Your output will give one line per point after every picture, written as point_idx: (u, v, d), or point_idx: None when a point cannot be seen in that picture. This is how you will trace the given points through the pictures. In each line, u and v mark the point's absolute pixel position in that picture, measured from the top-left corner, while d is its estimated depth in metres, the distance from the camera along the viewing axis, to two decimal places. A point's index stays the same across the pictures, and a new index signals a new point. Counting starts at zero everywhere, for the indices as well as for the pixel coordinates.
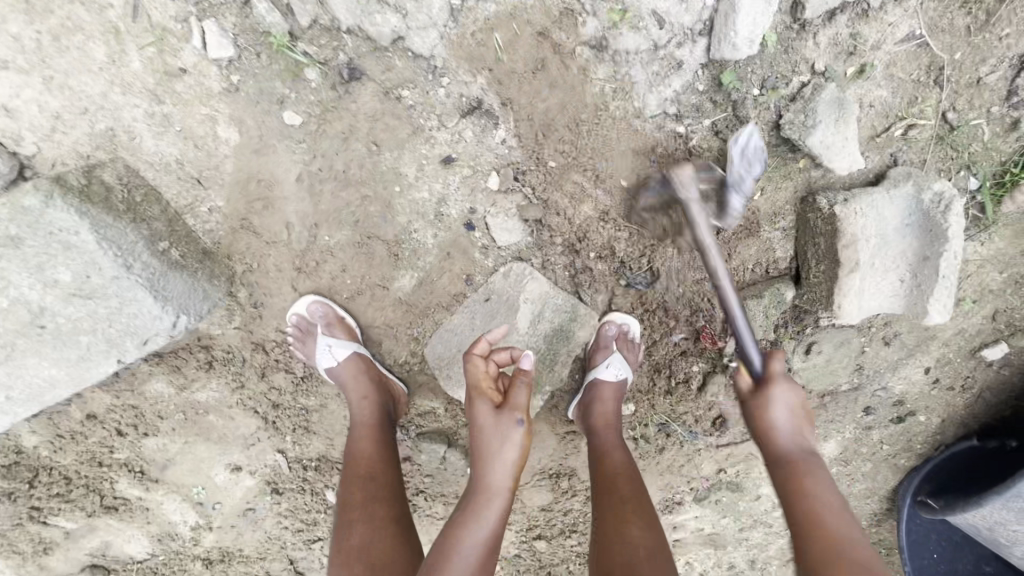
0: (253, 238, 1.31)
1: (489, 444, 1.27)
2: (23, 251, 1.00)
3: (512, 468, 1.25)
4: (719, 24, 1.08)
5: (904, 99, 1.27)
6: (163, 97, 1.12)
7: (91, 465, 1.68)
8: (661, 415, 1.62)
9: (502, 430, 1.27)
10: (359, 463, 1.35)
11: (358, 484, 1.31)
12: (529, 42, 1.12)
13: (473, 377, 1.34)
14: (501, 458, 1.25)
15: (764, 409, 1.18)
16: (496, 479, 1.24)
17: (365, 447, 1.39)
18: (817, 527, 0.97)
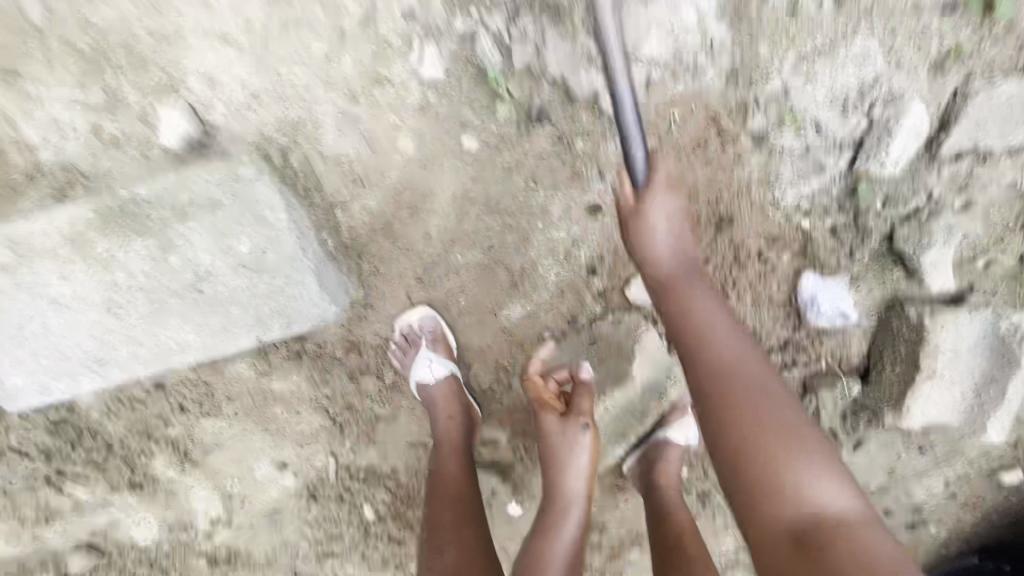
0: (390, 243, 1.36)
1: (563, 456, 1.40)
2: (218, 217, 1.02)
3: (585, 476, 1.40)
4: (871, 143, 1.22)
5: (993, 236, 1.42)
6: (361, 100, 1.19)
7: (138, 436, 1.61)
8: (708, 485, 1.66)
9: (571, 440, 1.40)
10: (448, 483, 1.37)
11: (447, 505, 1.33)
12: (699, 121, 1.23)
13: (536, 394, 1.44)
14: (576, 467, 1.39)
15: (645, 217, 1.12)
16: (572, 490, 1.39)
17: (449, 468, 1.41)
18: (754, 470, 0.90)
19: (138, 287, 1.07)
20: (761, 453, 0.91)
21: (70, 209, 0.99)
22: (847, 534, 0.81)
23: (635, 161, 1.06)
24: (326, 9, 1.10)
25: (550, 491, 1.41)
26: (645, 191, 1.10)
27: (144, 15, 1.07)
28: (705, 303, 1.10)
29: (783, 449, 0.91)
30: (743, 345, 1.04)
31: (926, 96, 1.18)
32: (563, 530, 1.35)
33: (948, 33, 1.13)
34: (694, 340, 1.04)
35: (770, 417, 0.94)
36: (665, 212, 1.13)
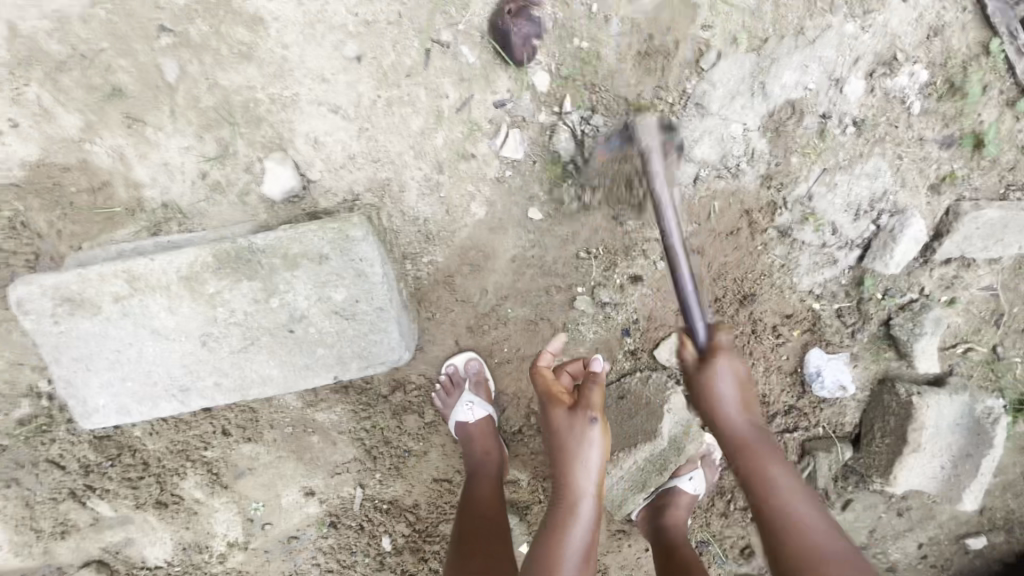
0: (448, 293, 1.49)
1: (569, 447, 1.29)
2: (323, 269, 1.13)
3: (596, 470, 1.28)
4: (877, 245, 1.43)
5: (971, 328, 1.63)
6: (445, 170, 1.34)
7: (176, 456, 1.66)
8: (708, 533, 1.81)
9: (579, 431, 1.28)
10: (483, 505, 1.46)
11: (479, 522, 1.40)
12: (734, 214, 1.42)
13: (543, 387, 1.38)
14: (584, 462, 1.27)
15: (714, 374, 1.15)
16: (581, 487, 1.28)
17: (481, 492, 1.50)
18: (791, 537, 1.02)
19: (235, 323, 1.16)
20: (776, 511, 1.07)
21: (191, 251, 1.11)
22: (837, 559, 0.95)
23: (695, 319, 1.13)
24: (429, 92, 1.25)
25: (558, 484, 1.32)
26: (711, 356, 1.14)
27: (267, 84, 1.21)
28: (720, 373, 1.15)
29: (794, 511, 1.06)
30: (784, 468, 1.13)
31: (924, 211, 1.40)
32: (572, 531, 1.25)
33: (944, 163, 1.36)
34: (710, 419, 1.20)
35: (783, 484, 1.10)
36: (734, 378, 1.16)
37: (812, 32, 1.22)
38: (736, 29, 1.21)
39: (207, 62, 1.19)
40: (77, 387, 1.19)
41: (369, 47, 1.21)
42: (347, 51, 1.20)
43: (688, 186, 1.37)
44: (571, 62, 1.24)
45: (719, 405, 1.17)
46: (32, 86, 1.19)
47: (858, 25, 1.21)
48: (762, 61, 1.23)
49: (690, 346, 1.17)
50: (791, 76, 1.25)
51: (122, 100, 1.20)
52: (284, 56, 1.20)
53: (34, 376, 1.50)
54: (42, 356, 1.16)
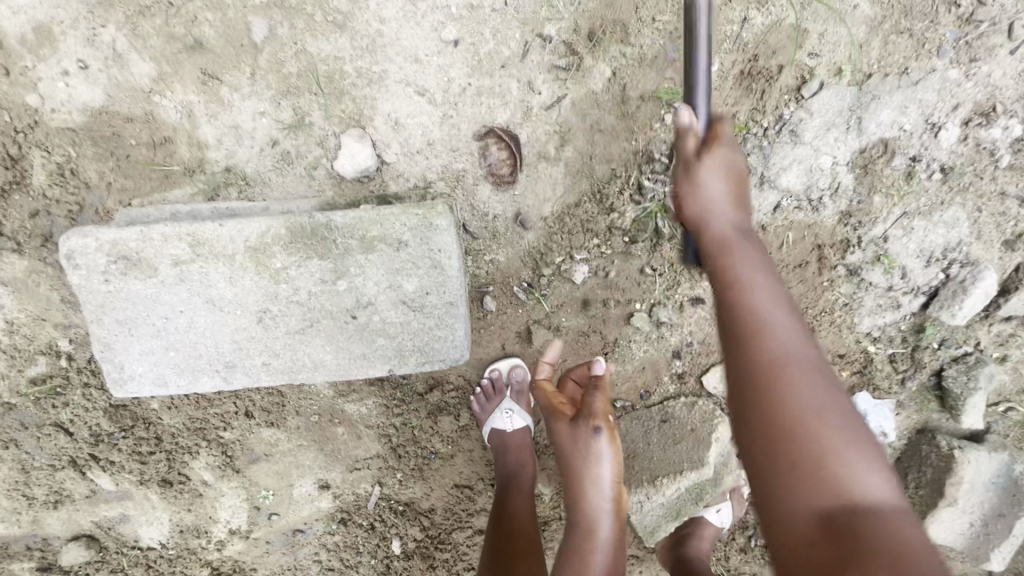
0: (504, 295, 1.44)
1: (577, 464, 1.24)
2: (398, 255, 1.07)
3: (609, 482, 1.23)
4: (944, 294, 1.41)
5: (1018, 390, 1.60)
6: (523, 168, 1.30)
7: (192, 433, 1.57)
8: (725, 567, 1.77)
9: (586, 447, 1.23)
10: (523, 521, 1.39)
11: (519, 537, 1.34)
12: (806, 246, 1.39)
13: (546, 401, 1.32)
14: (596, 477, 1.22)
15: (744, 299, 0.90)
16: (596, 503, 1.23)
17: (518, 506, 1.43)
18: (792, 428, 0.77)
19: (296, 303, 1.09)
20: (765, 373, 0.82)
21: (264, 221, 1.04)
22: (840, 464, 0.73)
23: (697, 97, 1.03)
24: (521, 87, 1.22)
25: (573, 502, 1.26)
26: (710, 244, 0.98)
27: (357, 57, 1.17)
28: (745, 253, 0.95)
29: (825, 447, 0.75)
30: (792, 334, 0.85)
31: (996, 266, 1.38)
32: (595, 552, 1.20)
33: (1022, 220, 1.34)
34: (693, 224, 1.03)
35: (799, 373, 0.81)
36: (722, 160, 1.03)
37: (915, 72, 1.21)
38: (838, 60, 1.20)
39: (299, 27, 1.15)
40: (115, 352, 1.11)
41: (468, 33, 1.18)
42: (446, 34, 1.17)
43: (766, 213, 1.34)
44: (669, 74, 1.23)
45: (723, 204, 1.01)
46: (111, 29, 1.14)
47: (962, 71, 1.20)
48: (862, 97, 1.22)
49: (691, 125, 1.03)
50: (888, 115, 1.23)
51: (204, 54, 1.16)
52: (380, 30, 1.16)
53: (55, 333, 1.40)
54: (84, 314, 1.08)
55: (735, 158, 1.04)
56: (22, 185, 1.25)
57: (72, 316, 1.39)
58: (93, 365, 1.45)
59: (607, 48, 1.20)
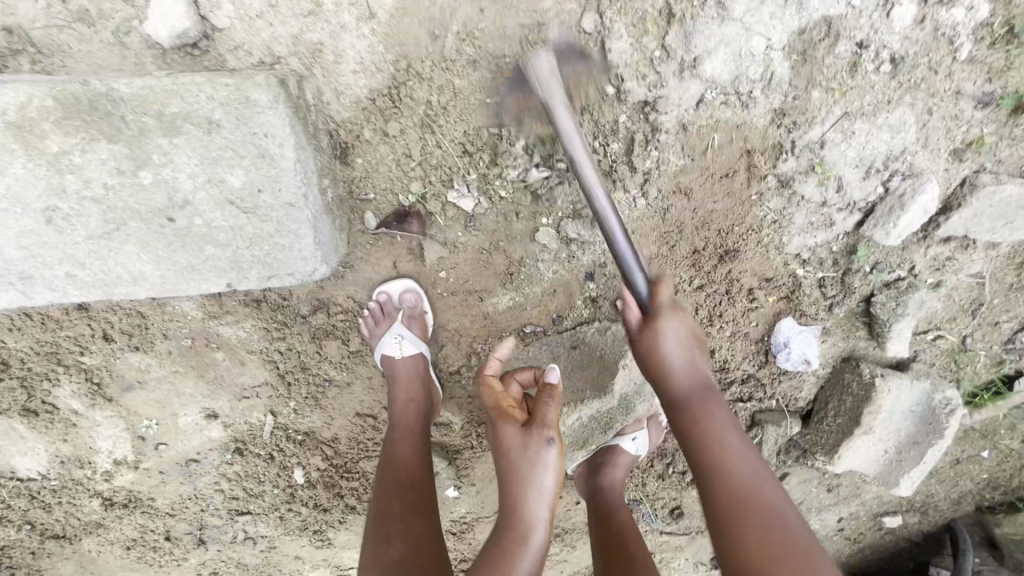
0: (389, 204, 1.24)
1: (520, 470, 1.11)
2: (212, 138, 1.01)
3: (549, 493, 1.11)
4: (880, 211, 1.27)
5: (951, 318, 1.50)
6: (395, 43, 1.06)
7: (43, 358, 1.40)
8: (641, 493, 1.74)
9: (535, 456, 1.10)
10: (405, 467, 1.25)
11: (397, 491, 1.19)
12: (735, 152, 1.22)
13: (491, 399, 1.20)
14: (535, 485, 1.10)
15: (655, 342, 1.03)
16: (533, 513, 1.10)
17: (401, 455, 1.28)
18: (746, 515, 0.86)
19: (93, 199, 1.02)
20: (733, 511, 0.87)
21: (21, 89, 0.92)
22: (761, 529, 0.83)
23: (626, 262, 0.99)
24: None
25: (506, 503, 1.11)
26: (652, 316, 1.02)
27: None
28: (668, 330, 1.02)
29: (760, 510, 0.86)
30: (774, 492, 0.88)
31: (941, 178, 1.23)
32: (523, 557, 1.06)
33: (975, 125, 1.17)
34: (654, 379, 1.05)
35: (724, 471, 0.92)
36: (683, 329, 1.03)
37: None
38: None
39: None
40: None
41: None
42: None
43: (689, 109, 1.15)
44: None
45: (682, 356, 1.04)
46: None
47: None
48: None
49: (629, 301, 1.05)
50: None
51: None
52: None
53: None
54: None
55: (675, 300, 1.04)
56: None
57: None
58: None
59: None
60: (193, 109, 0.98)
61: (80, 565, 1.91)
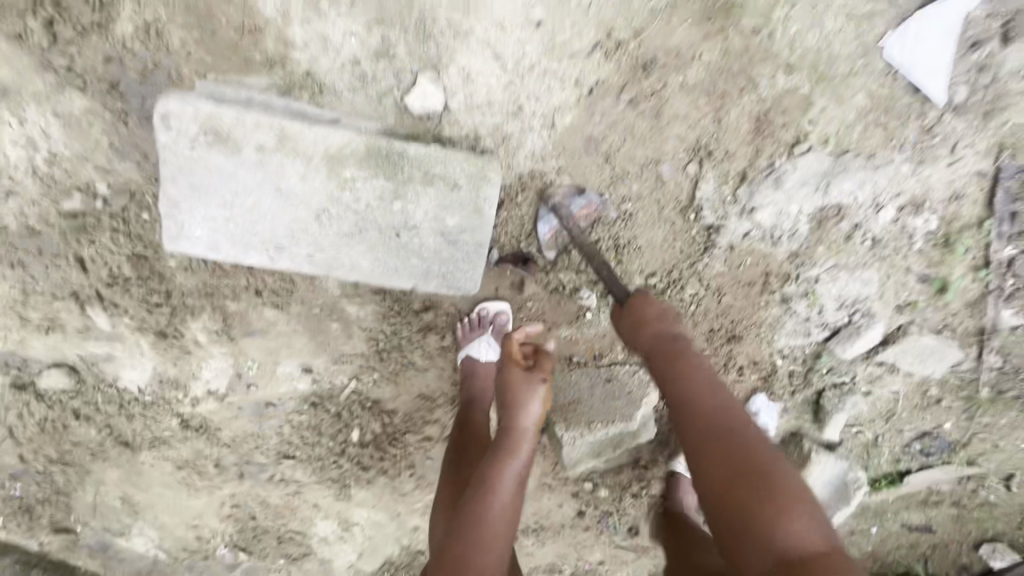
0: (511, 247, 1.67)
1: (518, 397, 1.38)
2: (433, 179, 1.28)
3: (532, 423, 1.39)
4: (843, 333, 1.81)
5: (873, 420, 2.04)
6: (560, 145, 1.50)
7: (201, 297, 1.71)
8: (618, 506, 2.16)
9: (529, 390, 1.38)
10: (476, 430, 1.69)
11: (472, 444, 1.64)
12: (758, 271, 1.72)
13: (505, 351, 1.44)
14: (528, 412, 1.38)
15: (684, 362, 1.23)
16: (521, 432, 1.39)
17: (475, 419, 1.72)
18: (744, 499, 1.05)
19: (352, 210, 1.29)
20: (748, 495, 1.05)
21: (347, 134, 1.27)
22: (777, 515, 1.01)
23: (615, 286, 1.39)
24: (581, 78, 1.41)
25: (503, 443, 1.39)
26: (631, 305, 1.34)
27: (452, 9, 1.30)
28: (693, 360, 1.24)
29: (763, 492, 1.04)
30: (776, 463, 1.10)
31: (886, 321, 1.78)
32: (510, 466, 1.36)
33: (914, 292, 1.73)
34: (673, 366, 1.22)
35: (710, 397, 1.18)
36: (664, 319, 1.29)
37: (880, 160, 1.51)
38: (830, 132, 1.47)
39: None
40: (180, 210, 1.26)
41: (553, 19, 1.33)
42: (534, 15, 1.32)
43: (737, 236, 1.65)
44: (702, 102, 1.44)
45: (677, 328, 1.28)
46: None
47: (911, 168, 1.52)
48: (836, 167, 1.51)
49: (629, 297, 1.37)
50: (850, 186, 1.54)
51: None
52: None
53: (96, 176, 1.48)
54: (159, 169, 1.22)
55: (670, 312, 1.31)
56: (102, 30, 1.32)
57: (115, 162, 1.47)
58: (125, 215, 1.53)
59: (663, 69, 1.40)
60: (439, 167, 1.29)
61: (127, 473, 2.16)
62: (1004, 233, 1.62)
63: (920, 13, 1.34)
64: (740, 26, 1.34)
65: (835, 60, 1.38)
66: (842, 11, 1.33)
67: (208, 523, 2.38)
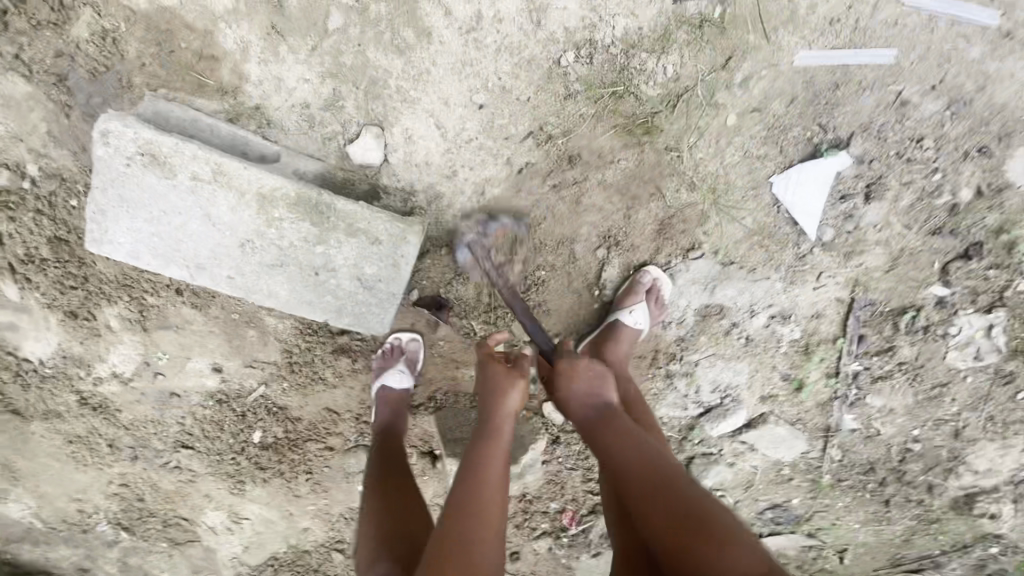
0: (428, 290, 1.78)
1: (495, 384, 1.36)
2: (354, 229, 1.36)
3: (515, 413, 1.33)
4: (714, 412, 2.04)
5: (734, 492, 2.25)
6: (486, 211, 1.64)
7: (119, 286, 1.73)
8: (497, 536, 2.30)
9: (508, 382, 1.35)
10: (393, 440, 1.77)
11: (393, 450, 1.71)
12: (649, 347, 1.92)
13: (483, 355, 1.45)
14: (507, 403, 1.33)
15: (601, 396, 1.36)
16: (504, 431, 1.31)
17: (397, 428, 1.82)
18: (686, 530, 1.08)
19: (278, 245, 1.37)
20: (685, 531, 1.07)
21: (280, 179, 1.30)
22: (717, 542, 1.03)
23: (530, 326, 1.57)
24: (512, 158, 1.56)
25: (485, 439, 1.28)
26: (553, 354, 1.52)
27: (402, 79, 1.42)
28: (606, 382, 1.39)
29: (699, 519, 1.08)
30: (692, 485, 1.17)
31: (750, 407, 2.03)
32: (495, 460, 1.24)
33: (776, 386, 1.98)
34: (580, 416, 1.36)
35: (636, 442, 1.27)
36: (586, 372, 1.37)
37: (758, 274, 1.74)
38: (719, 244, 1.68)
39: (368, 35, 1.37)
40: (106, 218, 1.31)
41: (493, 105, 1.47)
42: (476, 98, 1.46)
43: None
44: (615, 199, 1.62)
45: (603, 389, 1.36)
46: None
47: (783, 286, 1.76)
48: (722, 274, 1.73)
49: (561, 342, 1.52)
50: (731, 291, 1.77)
51: (280, 13, 1.35)
52: (429, 69, 1.42)
53: (28, 158, 1.50)
54: (92, 177, 1.27)
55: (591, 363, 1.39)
56: (60, 28, 1.37)
57: (50, 149, 1.49)
58: (53, 199, 1.55)
59: (585, 164, 1.57)
60: (362, 221, 1.35)
61: (13, 440, 2.13)
62: (853, 350, 1.89)
63: (803, 162, 1.55)
64: (654, 144, 1.53)
65: (729, 187, 1.60)
66: (740, 148, 1.54)
67: (92, 499, 2.36)
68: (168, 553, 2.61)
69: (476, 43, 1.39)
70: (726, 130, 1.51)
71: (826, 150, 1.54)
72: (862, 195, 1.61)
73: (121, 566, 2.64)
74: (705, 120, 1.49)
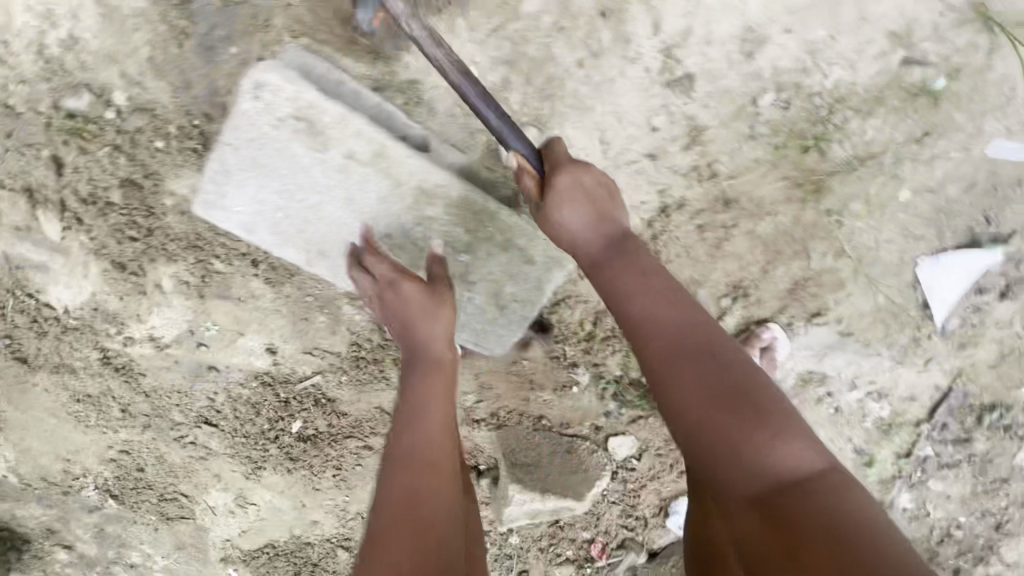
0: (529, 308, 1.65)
1: (418, 322, 1.15)
2: (507, 242, 1.22)
3: (442, 336, 1.16)
4: None
5: None
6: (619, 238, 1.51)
7: (186, 247, 1.49)
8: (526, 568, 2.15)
9: (428, 318, 1.15)
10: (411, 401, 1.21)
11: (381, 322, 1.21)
12: None
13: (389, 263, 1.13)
14: (434, 323, 1.15)
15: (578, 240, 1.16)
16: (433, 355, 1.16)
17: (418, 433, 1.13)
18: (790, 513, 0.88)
19: (419, 245, 1.21)
20: (785, 501, 0.90)
21: (445, 176, 1.13)
22: (804, 509, 0.87)
23: (502, 128, 1.11)
24: (667, 190, 1.42)
25: (428, 382, 1.15)
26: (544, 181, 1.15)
27: (582, 83, 1.26)
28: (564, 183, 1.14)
29: (784, 524, 0.87)
30: (807, 451, 0.95)
31: None
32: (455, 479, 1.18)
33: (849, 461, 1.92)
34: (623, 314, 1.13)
35: (679, 393, 1.02)
36: (581, 189, 1.13)
37: (873, 349, 1.68)
38: (845, 314, 1.61)
39: (560, 28, 1.20)
40: (229, 179, 1.09)
41: (669, 130, 1.33)
42: (653, 119, 1.31)
43: None
44: (759, 251, 1.51)
45: (609, 209, 1.16)
46: None
47: (890, 364, 1.70)
48: (837, 344, 1.66)
49: (526, 169, 1.14)
50: (840, 361, 1.70)
51: None
52: (615, 78, 1.26)
53: (118, 83, 1.25)
54: (224, 130, 1.06)
55: (598, 179, 1.14)
56: None
57: (147, 78, 1.25)
58: (135, 135, 1.30)
59: (742, 210, 1.44)
60: (518, 235, 1.22)
61: (6, 388, 1.84)
62: (933, 437, 1.85)
63: (957, 250, 1.50)
64: (819, 203, 1.43)
65: (877, 260, 1.52)
66: (900, 224, 1.46)
67: (83, 461, 2.10)
68: (151, 529, 2.36)
69: (672, 60, 1.24)
70: (895, 203, 1.42)
71: (985, 242, 1.48)
72: (998, 292, 1.57)
73: (96, 533, 2.37)
74: (878, 189, 1.40)
